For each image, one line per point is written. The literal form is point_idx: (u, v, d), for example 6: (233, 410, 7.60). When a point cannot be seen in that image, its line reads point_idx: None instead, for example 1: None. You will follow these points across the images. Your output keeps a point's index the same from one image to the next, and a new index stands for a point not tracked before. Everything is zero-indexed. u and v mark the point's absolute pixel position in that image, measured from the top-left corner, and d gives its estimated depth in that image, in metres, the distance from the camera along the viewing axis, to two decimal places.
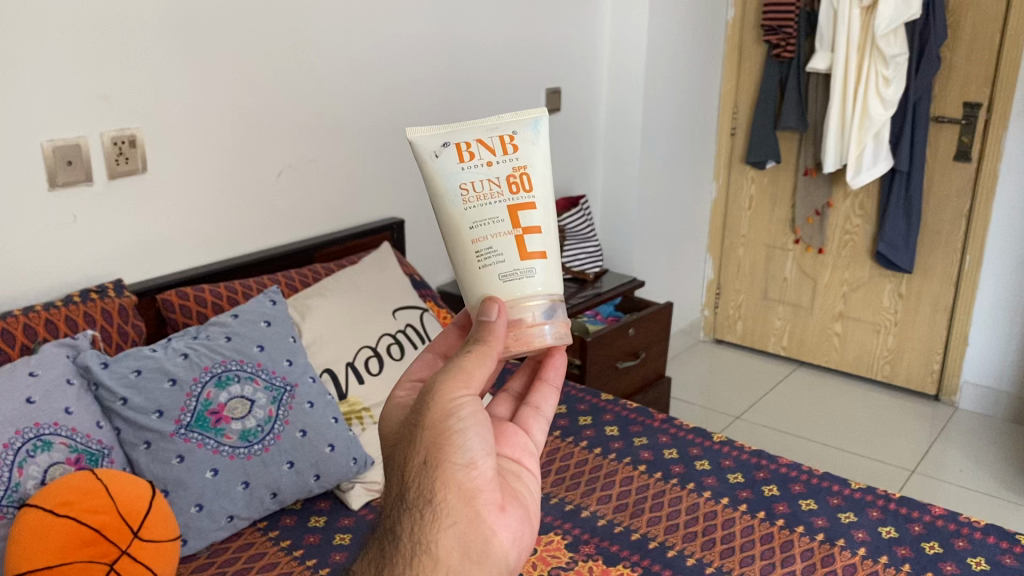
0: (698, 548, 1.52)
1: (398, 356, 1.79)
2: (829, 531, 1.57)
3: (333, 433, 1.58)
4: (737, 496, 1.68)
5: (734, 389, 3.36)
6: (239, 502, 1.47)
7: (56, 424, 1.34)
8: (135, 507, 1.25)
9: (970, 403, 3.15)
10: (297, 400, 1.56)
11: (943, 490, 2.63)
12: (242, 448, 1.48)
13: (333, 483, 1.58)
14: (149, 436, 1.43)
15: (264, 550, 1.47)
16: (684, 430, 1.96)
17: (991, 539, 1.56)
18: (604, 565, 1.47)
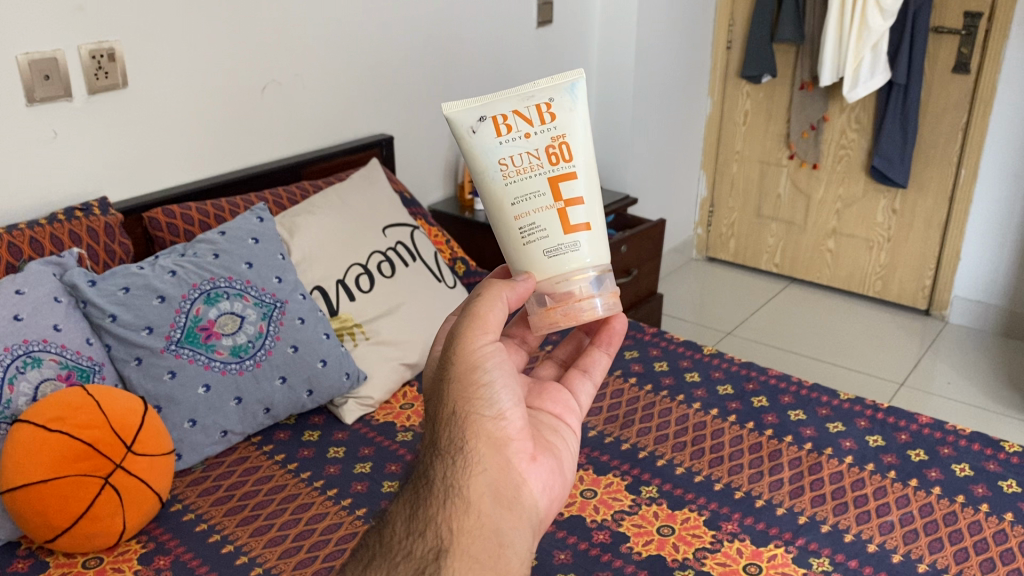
0: (687, 457, 1.55)
1: (389, 274, 1.78)
2: (816, 440, 1.60)
3: (325, 349, 1.59)
4: (726, 408, 1.70)
5: (726, 305, 3.39)
6: (233, 417, 1.49)
7: (45, 340, 1.34)
8: (129, 422, 1.28)
9: (960, 317, 3.17)
10: (287, 316, 1.56)
11: (932, 402, 2.67)
12: (233, 364, 1.49)
13: (326, 398, 1.60)
14: (139, 352, 1.43)
15: (258, 463, 1.49)
16: (674, 344, 1.97)
17: (977, 447, 1.58)
18: (594, 475, 1.49)
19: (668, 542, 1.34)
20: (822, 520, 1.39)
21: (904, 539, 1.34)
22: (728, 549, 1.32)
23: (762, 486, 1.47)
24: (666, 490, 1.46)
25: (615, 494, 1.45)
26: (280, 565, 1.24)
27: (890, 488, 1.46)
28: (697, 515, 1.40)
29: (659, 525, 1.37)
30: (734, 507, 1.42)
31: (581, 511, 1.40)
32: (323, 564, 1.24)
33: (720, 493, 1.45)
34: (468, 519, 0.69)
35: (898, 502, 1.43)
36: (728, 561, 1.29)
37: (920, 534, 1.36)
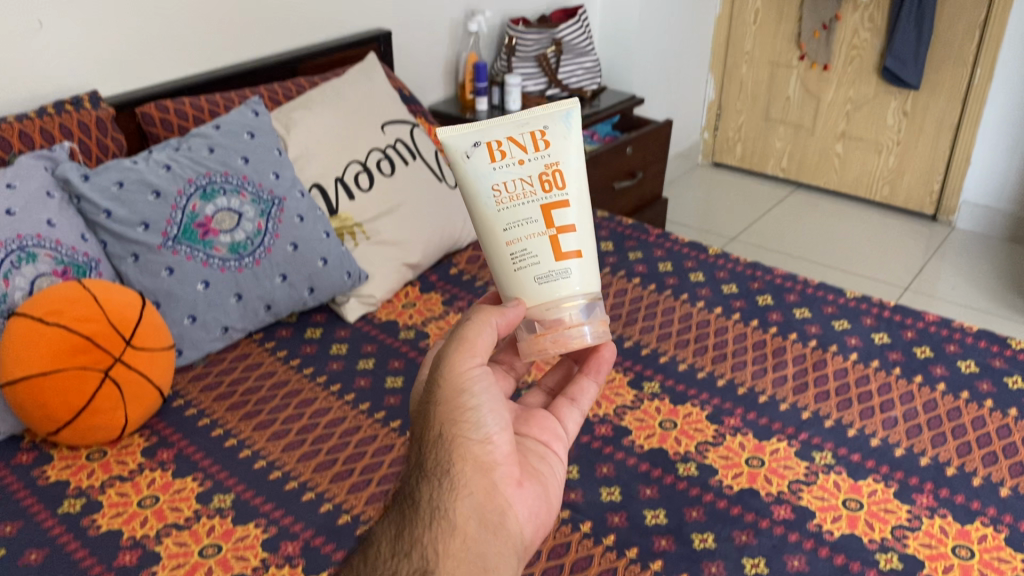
0: (689, 354, 1.55)
1: (388, 172, 1.75)
2: (822, 338, 1.59)
3: (325, 247, 1.58)
4: (731, 306, 1.69)
5: (731, 211, 3.35)
6: (234, 314, 1.49)
7: (39, 236, 1.32)
8: (127, 318, 1.28)
9: (968, 222, 3.14)
10: (286, 214, 1.54)
11: (936, 305, 2.67)
12: (232, 261, 1.48)
13: (327, 296, 1.59)
14: (137, 249, 1.41)
15: (261, 360, 1.49)
16: (678, 245, 1.95)
17: (982, 344, 1.58)
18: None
19: (670, 436, 1.35)
20: (825, 415, 1.39)
21: (897, 429, 1.36)
22: (731, 443, 1.33)
23: (767, 382, 1.47)
24: (669, 386, 1.46)
25: (617, 389, 1.45)
26: (284, 459, 1.27)
27: (881, 380, 1.47)
28: (699, 410, 1.40)
29: (661, 419, 1.38)
30: (736, 402, 1.42)
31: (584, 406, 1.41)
32: (327, 458, 1.27)
33: (723, 389, 1.45)
34: (453, 540, 0.74)
35: (902, 398, 1.43)
36: (731, 455, 1.31)
37: (924, 428, 1.36)
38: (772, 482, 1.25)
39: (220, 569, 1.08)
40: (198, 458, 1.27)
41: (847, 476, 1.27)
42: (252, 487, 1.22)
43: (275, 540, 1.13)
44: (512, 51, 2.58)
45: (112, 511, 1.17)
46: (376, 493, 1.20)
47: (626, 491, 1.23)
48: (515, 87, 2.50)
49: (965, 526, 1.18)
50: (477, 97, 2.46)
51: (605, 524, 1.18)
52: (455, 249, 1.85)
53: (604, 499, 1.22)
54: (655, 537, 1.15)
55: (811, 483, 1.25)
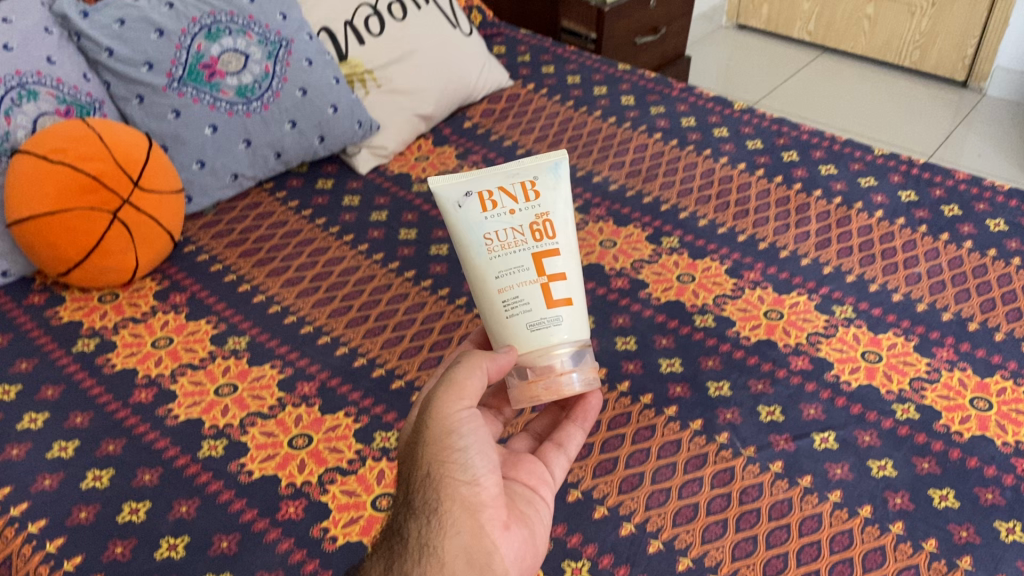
0: (728, 217, 1.74)
1: (399, 17, 1.99)
2: (846, 195, 1.78)
3: (333, 95, 1.79)
4: (754, 163, 1.90)
5: (754, 76, 3.25)
6: (243, 159, 1.71)
7: (41, 74, 1.52)
8: (134, 157, 1.48)
9: (999, 88, 3.03)
10: (293, 57, 1.74)
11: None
12: (240, 105, 1.68)
13: (337, 145, 1.82)
14: (139, 90, 1.63)
15: (271, 209, 1.73)
16: (703, 100, 2.15)
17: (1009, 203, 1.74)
18: (615, 227, 1.71)
19: (687, 289, 1.55)
20: (823, 262, 1.60)
21: (910, 282, 1.54)
22: (751, 296, 1.53)
23: (787, 238, 1.67)
24: (687, 241, 1.67)
25: (634, 245, 1.67)
26: (314, 314, 1.47)
27: (902, 236, 1.65)
28: (717, 265, 1.61)
29: (681, 274, 1.58)
30: (760, 259, 1.61)
31: (600, 260, 1.63)
32: (358, 314, 1.47)
33: (745, 245, 1.66)
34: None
35: (908, 248, 1.62)
36: (749, 307, 1.50)
37: (940, 282, 1.54)
38: (790, 334, 1.44)
39: (236, 408, 1.29)
40: (212, 301, 1.50)
41: (835, 341, 1.42)
42: (296, 347, 1.41)
43: (292, 380, 1.35)
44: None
45: (188, 401, 1.31)
46: (425, 358, 1.38)
47: (641, 340, 1.44)
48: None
49: None
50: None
51: (619, 371, 1.38)
52: (469, 100, 2.07)
53: (620, 347, 1.43)
54: (672, 385, 1.35)
55: (830, 336, 1.43)
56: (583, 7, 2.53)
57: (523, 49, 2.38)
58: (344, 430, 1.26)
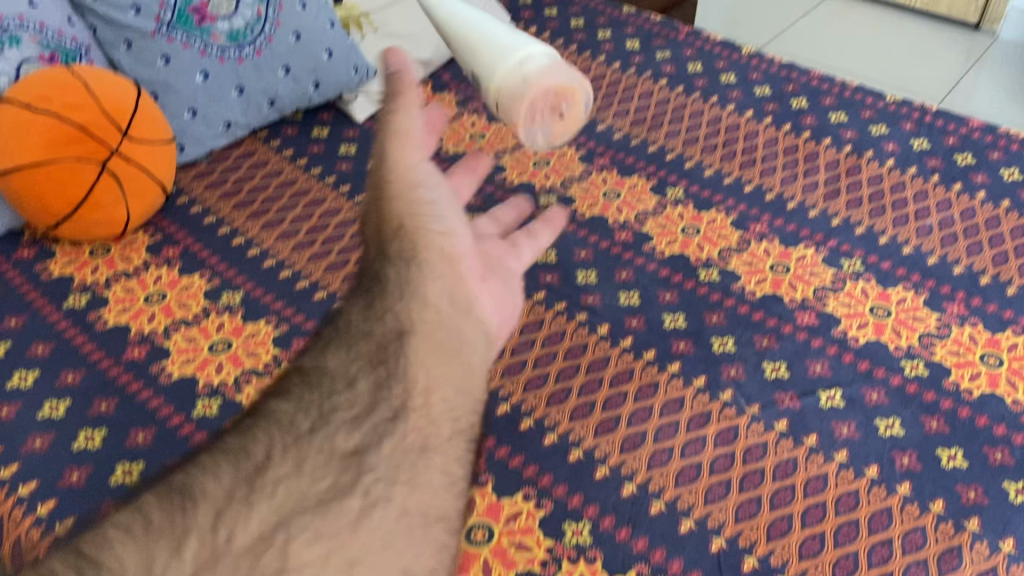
0: (738, 166, 1.74)
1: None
2: (857, 143, 1.77)
3: (328, 39, 1.85)
4: (762, 110, 1.88)
5: (761, 19, 3.20)
6: (235, 109, 1.79)
7: (23, 19, 1.59)
8: (123, 106, 1.54)
9: (1012, 31, 2.96)
10: (285, 3, 1.81)
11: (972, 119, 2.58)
12: (231, 51, 1.76)
13: (332, 91, 1.89)
14: (129, 36, 1.71)
15: (266, 158, 1.81)
16: (709, 44, 2.13)
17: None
18: (619, 177, 1.74)
19: (692, 242, 1.57)
20: (850, 221, 1.59)
21: (919, 233, 1.55)
22: (757, 250, 1.55)
23: (797, 189, 1.68)
24: (693, 192, 1.69)
25: (638, 195, 1.69)
26: (310, 268, 1.53)
27: (923, 189, 1.64)
28: (723, 217, 1.62)
29: (685, 226, 1.61)
30: (766, 211, 1.63)
31: (602, 212, 1.66)
32: (354, 269, 1.52)
33: (751, 195, 1.67)
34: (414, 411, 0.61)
35: (919, 198, 1.62)
36: (756, 260, 1.53)
37: (956, 235, 1.54)
38: (797, 289, 1.47)
39: (230, 365, 1.37)
40: (203, 255, 1.59)
41: (837, 296, 1.45)
42: (292, 303, 1.47)
43: (287, 337, 1.42)
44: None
45: (183, 356, 1.39)
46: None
47: (644, 296, 1.48)
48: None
49: None
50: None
51: (622, 327, 1.42)
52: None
53: (623, 303, 1.47)
54: (675, 342, 1.39)
55: (839, 290, 1.46)
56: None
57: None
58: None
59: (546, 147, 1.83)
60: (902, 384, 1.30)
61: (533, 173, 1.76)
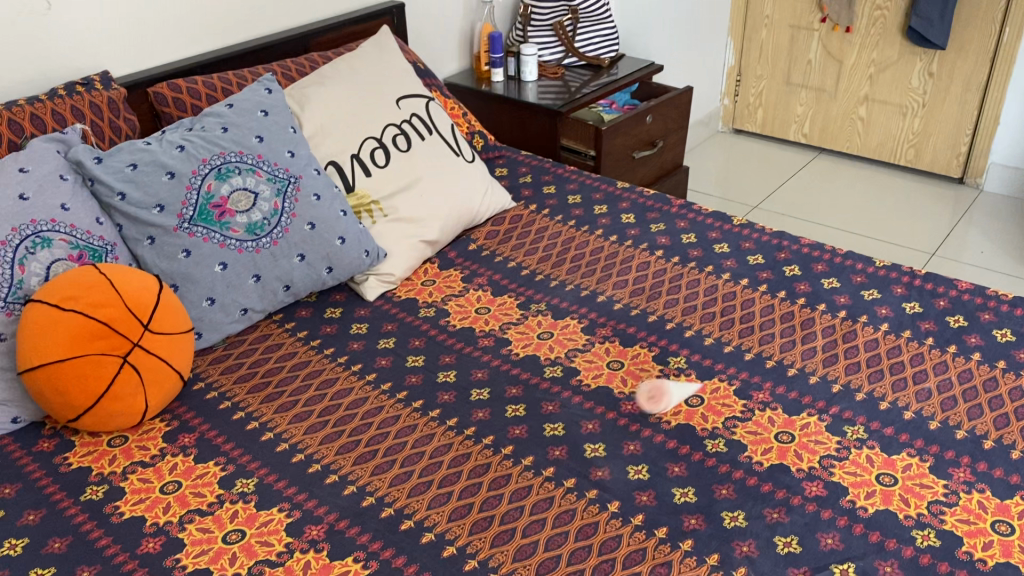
0: (798, 357, 1.26)
1: (405, 147, 1.55)
2: (852, 308, 1.36)
3: (344, 226, 1.39)
4: (757, 278, 1.46)
5: (751, 178, 3.04)
6: (252, 296, 1.31)
7: (53, 220, 1.18)
8: (143, 300, 1.15)
9: (997, 185, 2.82)
10: (302, 193, 1.36)
11: (964, 270, 2.39)
12: (250, 243, 1.30)
13: (346, 276, 1.41)
14: (152, 231, 1.25)
15: (281, 342, 1.32)
16: (702, 215, 1.68)
17: (1018, 311, 1.34)
18: (620, 346, 1.31)
19: (789, 451, 1.09)
20: (929, 416, 1.14)
21: (972, 416, 1.14)
22: (856, 457, 1.08)
23: (885, 387, 1.20)
24: (695, 361, 1.27)
25: (641, 364, 1.27)
26: (307, 441, 1.12)
27: (1004, 381, 1.19)
28: (818, 420, 1.14)
29: (776, 432, 1.12)
30: (860, 412, 1.15)
31: (607, 381, 1.23)
32: (366, 450, 1.10)
33: (749, 362, 1.26)
34: None
35: (936, 369, 1.22)
36: (859, 471, 1.05)
37: (1010, 418, 1.13)
38: (911, 504, 1.01)
39: (244, 556, 0.95)
40: None
41: (984, 467, 1.06)
42: (304, 489, 1.04)
43: (299, 524, 0.99)
44: (527, 19, 2.31)
45: (196, 549, 0.96)
46: (458, 508, 1.01)
47: (702, 491, 1.03)
48: (532, 57, 2.24)
49: None
50: (493, 68, 2.25)
51: None
52: (473, 225, 1.63)
53: (632, 478, 1.05)
54: (685, 516, 0.99)
55: (953, 504, 1.00)
56: (580, 125, 2.13)
57: (523, 170, 1.87)
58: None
59: (548, 319, 1.38)
60: None
61: (538, 345, 1.32)
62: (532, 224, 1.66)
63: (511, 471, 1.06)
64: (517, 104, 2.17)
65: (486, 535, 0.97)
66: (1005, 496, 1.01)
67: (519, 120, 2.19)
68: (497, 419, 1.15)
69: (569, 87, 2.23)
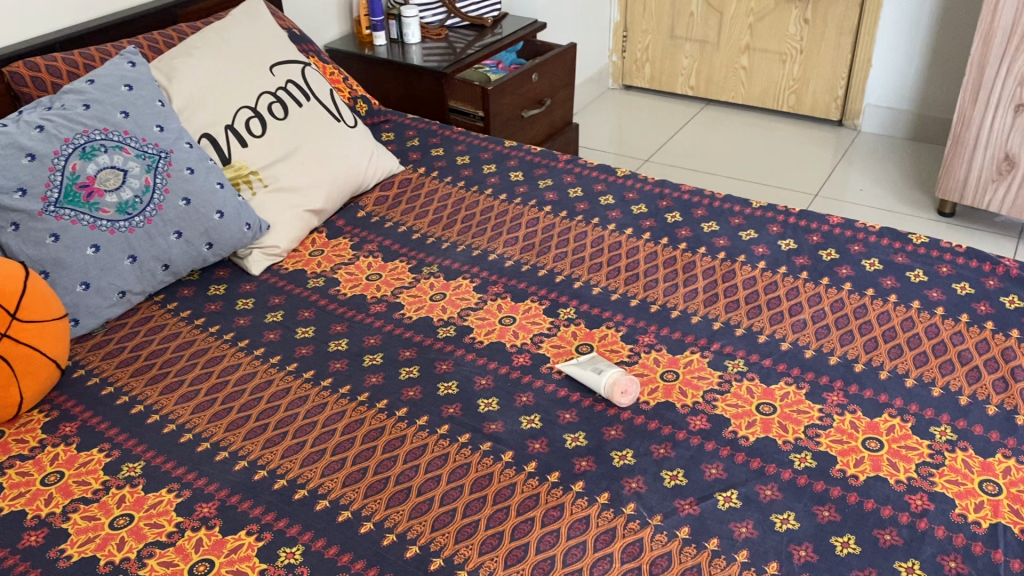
0: (680, 299, 1.30)
1: (282, 115, 1.52)
2: (730, 250, 1.41)
3: (221, 199, 1.36)
4: (641, 227, 1.49)
5: (643, 131, 3.08)
6: (130, 277, 1.27)
7: None
8: (9, 288, 1.09)
9: (872, 125, 2.94)
10: (174, 167, 1.32)
11: (846, 208, 2.49)
12: (122, 222, 1.26)
13: (228, 251, 1.38)
14: (16, 217, 1.19)
15: (164, 322, 1.29)
16: (588, 168, 1.70)
17: (885, 242, 1.41)
18: (512, 302, 1.32)
19: (674, 388, 1.13)
20: (804, 345, 1.19)
21: (844, 342, 1.19)
22: (738, 390, 1.12)
23: (764, 321, 1.24)
24: (584, 311, 1.29)
25: (533, 318, 1.28)
26: (195, 420, 1.09)
27: (873, 307, 1.26)
28: (700, 356, 1.18)
29: (662, 371, 1.16)
30: (740, 346, 1.20)
31: (500, 337, 1.24)
32: (257, 424, 1.09)
33: (635, 308, 1.29)
34: None
35: (810, 301, 1.28)
36: (740, 402, 1.10)
37: (879, 341, 1.19)
38: (788, 430, 1.05)
39: (133, 540, 0.93)
40: None
41: (855, 389, 1.11)
42: (194, 468, 1.02)
43: (190, 503, 0.97)
44: None
45: (81, 538, 0.93)
46: (353, 473, 1.01)
47: (593, 434, 1.06)
48: (414, 19, 2.20)
49: (989, 461, 1.00)
50: (375, 32, 2.21)
51: None
52: (361, 191, 1.62)
53: (525, 428, 1.07)
54: (576, 460, 1.02)
55: (827, 426, 1.06)
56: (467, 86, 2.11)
57: (410, 133, 1.85)
58: (248, 549, 0.92)
59: (441, 281, 1.38)
60: (924, 514, 0.94)
61: (430, 307, 1.31)
62: (420, 187, 1.65)
63: (406, 432, 1.07)
64: (402, 68, 2.14)
65: (381, 496, 0.98)
66: (875, 415, 1.07)
67: (405, 84, 2.16)
68: (388, 384, 1.15)
69: (453, 48, 2.21)
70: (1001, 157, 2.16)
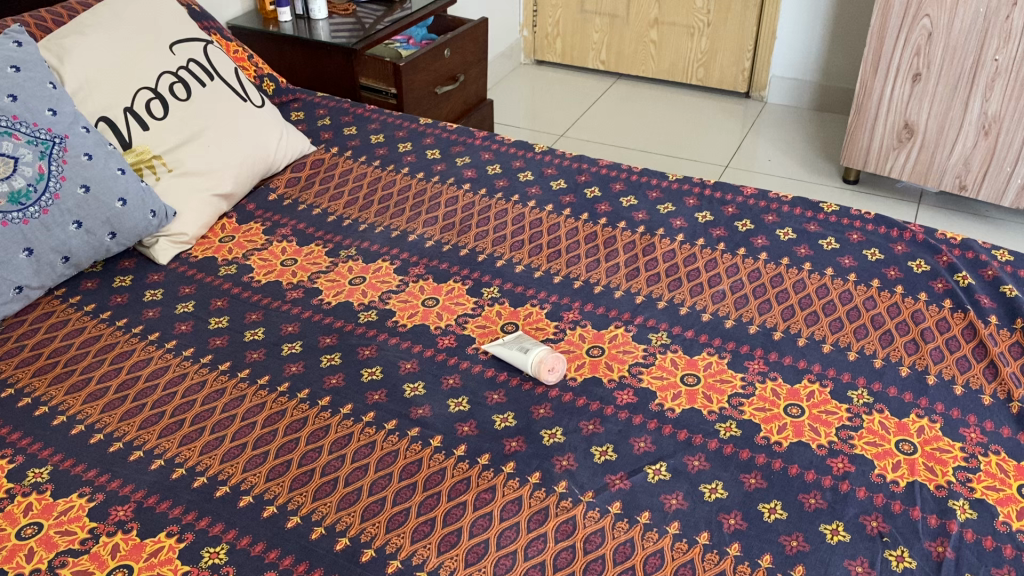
0: (602, 275, 1.30)
1: (184, 96, 1.46)
2: (649, 223, 1.41)
3: (123, 185, 1.29)
4: (560, 203, 1.48)
5: (557, 107, 3.07)
6: (26, 272, 1.20)
7: None
8: None
9: (778, 96, 3.01)
10: (70, 153, 1.25)
11: (756, 178, 2.54)
12: (15, 213, 1.18)
13: (132, 240, 1.32)
14: None
15: (67, 317, 1.22)
16: (505, 145, 1.68)
17: (798, 211, 1.44)
18: (434, 284, 1.30)
19: (600, 364, 1.13)
20: (724, 316, 1.21)
21: (763, 311, 1.21)
22: (662, 362, 1.13)
23: (685, 293, 1.26)
24: (507, 290, 1.28)
25: (457, 299, 1.26)
26: (105, 419, 1.04)
27: (789, 276, 1.28)
28: (624, 331, 1.18)
29: (587, 347, 1.16)
30: (662, 319, 1.20)
31: (423, 319, 1.22)
32: (172, 421, 1.04)
33: (559, 286, 1.28)
34: None
35: (728, 272, 1.29)
36: (665, 374, 1.11)
37: (796, 309, 1.22)
38: (713, 400, 1.06)
39: (43, 550, 0.88)
40: None
41: (775, 356, 1.13)
42: (107, 470, 0.97)
43: (103, 507, 0.93)
44: None
45: None
46: (276, 467, 0.98)
47: (521, 414, 1.05)
48: None
49: (904, 421, 1.03)
50: (278, 8, 2.13)
51: None
52: (272, 172, 1.56)
53: (452, 411, 1.06)
54: (505, 441, 1.01)
55: (750, 395, 1.07)
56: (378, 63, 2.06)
57: (321, 112, 1.80)
58: (169, 552, 0.88)
59: (360, 264, 1.35)
60: (845, 476, 0.96)
61: (350, 291, 1.28)
62: (333, 168, 1.60)
63: (330, 422, 1.04)
64: (308, 45, 2.07)
65: (307, 489, 0.95)
66: (795, 381, 1.09)
67: (312, 61, 2.10)
68: (309, 374, 1.11)
69: (362, 24, 2.15)
70: (900, 126, 2.23)
